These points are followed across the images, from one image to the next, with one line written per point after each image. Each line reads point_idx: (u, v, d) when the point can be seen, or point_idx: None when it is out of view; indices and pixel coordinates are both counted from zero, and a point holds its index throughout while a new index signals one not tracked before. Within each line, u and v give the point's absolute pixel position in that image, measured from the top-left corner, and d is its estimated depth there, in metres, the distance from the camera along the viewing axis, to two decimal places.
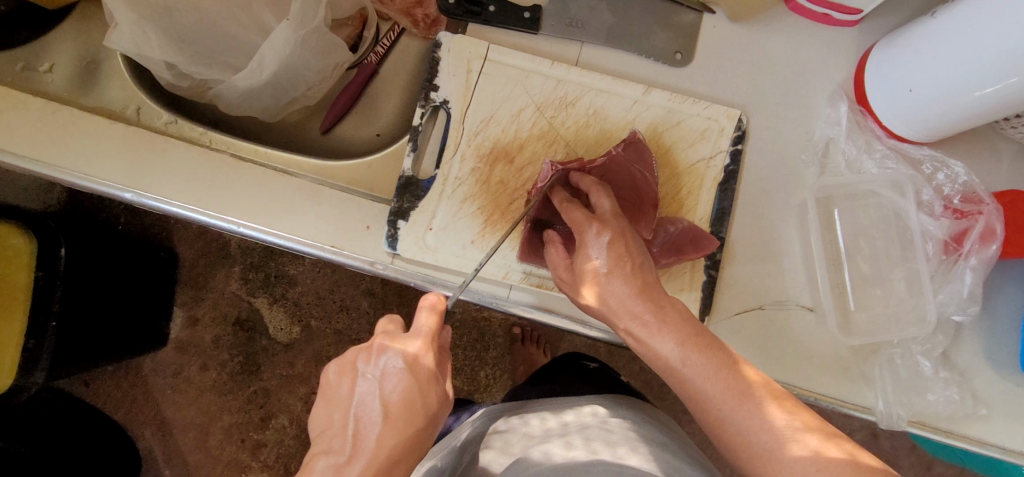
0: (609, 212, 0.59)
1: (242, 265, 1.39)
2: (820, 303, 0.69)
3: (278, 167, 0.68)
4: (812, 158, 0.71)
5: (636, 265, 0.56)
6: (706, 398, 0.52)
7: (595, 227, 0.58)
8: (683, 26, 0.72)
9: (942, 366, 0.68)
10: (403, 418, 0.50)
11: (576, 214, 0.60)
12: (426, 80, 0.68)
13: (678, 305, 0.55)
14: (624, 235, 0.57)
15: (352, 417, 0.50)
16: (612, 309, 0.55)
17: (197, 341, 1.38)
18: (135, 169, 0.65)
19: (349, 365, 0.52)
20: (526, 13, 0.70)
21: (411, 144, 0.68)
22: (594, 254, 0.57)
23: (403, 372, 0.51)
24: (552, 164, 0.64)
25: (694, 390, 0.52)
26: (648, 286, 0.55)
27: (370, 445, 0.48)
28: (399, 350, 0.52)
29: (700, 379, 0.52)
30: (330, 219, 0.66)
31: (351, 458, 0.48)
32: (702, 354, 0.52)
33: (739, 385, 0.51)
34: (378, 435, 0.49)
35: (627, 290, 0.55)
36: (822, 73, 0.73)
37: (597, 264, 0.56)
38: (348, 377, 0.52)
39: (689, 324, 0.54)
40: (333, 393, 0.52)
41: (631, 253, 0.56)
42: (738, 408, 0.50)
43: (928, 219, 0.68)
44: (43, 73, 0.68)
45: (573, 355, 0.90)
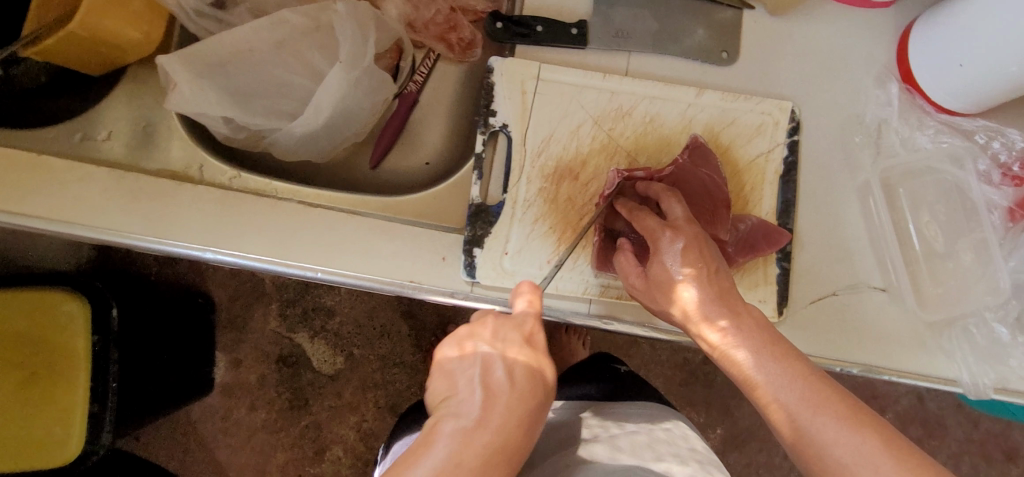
0: (682, 219, 0.59)
1: (278, 301, 1.39)
2: (893, 283, 0.70)
3: (346, 209, 0.69)
4: (866, 140, 0.72)
5: (711, 271, 0.56)
6: (783, 410, 0.51)
7: (668, 234, 0.57)
8: (725, 25, 0.73)
9: (1018, 331, 0.69)
10: (529, 392, 0.48)
11: (648, 222, 0.59)
12: (482, 106, 0.69)
13: (753, 312, 0.56)
14: (699, 242, 0.57)
15: (477, 385, 0.48)
16: (690, 317, 0.56)
17: (242, 382, 1.37)
18: (206, 227, 0.65)
19: (467, 341, 0.51)
20: (573, 28, 0.71)
21: (476, 171, 0.68)
22: (670, 262, 0.57)
23: (520, 347, 0.51)
24: (620, 172, 0.65)
25: (768, 399, 0.52)
26: (725, 292, 0.56)
27: (501, 411, 0.46)
28: (516, 325, 0.52)
29: (773, 386, 0.52)
30: (404, 255, 0.66)
31: (483, 421, 0.45)
32: (779, 360, 0.53)
33: (815, 394, 0.51)
34: (507, 402, 0.47)
35: (705, 297, 0.55)
36: (866, 55, 0.74)
37: (673, 273, 0.56)
38: (469, 352, 0.50)
39: (767, 330, 0.54)
40: (447, 372, 0.51)
41: (707, 259, 0.56)
42: (813, 419, 0.50)
43: (991, 189, 0.70)
44: (101, 141, 0.68)
45: (602, 356, 0.87)
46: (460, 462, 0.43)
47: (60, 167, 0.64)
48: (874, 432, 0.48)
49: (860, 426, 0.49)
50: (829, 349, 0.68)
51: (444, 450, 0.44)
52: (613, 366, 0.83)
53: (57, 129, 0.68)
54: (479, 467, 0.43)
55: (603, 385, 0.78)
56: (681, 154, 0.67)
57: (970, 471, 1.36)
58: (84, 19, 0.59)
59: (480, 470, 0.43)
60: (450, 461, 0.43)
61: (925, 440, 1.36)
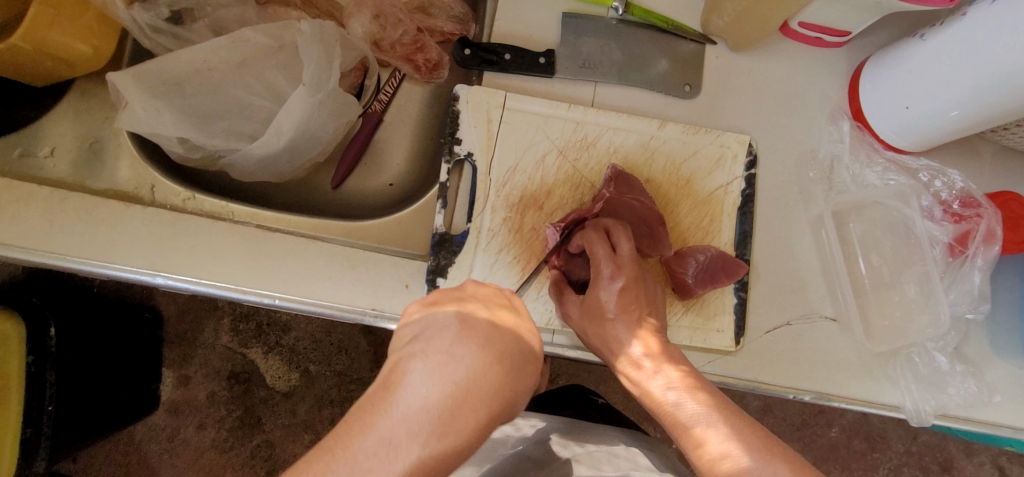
0: (626, 255, 0.58)
1: (231, 315, 1.34)
2: (842, 313, 0.72)
3: (308, 233, 0.68)
4: (819, 176, 0.75)
5: (643, 312, 0.56)
6: (711, 450, 0.48)
7: (609, 270, 0.57)
8: (686, 57, 0.74)
9: (957, 360, 0.72)
10: (509, 339, 0.43)
11: (596, 250, 0.58)
12: (448, 134, 0.69)
13: (677, 355, 0.55)
14: (637, 282, 0.57)
15: (452, 325, 0.42)
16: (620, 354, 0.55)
17: (191, 399, 1.32)
18: (158, 253, 0.63)
19: (443, 298, 0.45)
20: (541, 58, 0.71)
21: (440, 200, 0.68)
22: (604, 297, 0.56)
23: (499, 310, 0.46)
24: (556, 227, 0.66)
25: (692, 432, 0.49)
26: (653, 334, 0.56)
27: (475, 352, 0.40)
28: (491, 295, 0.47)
29: (703, 430, 0.49)
30: (367, 282, 0.65)
31: (456, 356, 0.39)
32: (714, 402, 0.51)
33: (735, 429, 0.48)
34: (482, 344, 0.41)
35: (637, 336, 0.55)
36: (819, 93, 0.77)
37: (606, 308, 0.56)
38: (443, 303, 0.45)
39: (688, 373, 0.53)
40: (414, 322, 0.44)
41: (641, 302, 0.56)
42: (738, 452, 0.47)
43: (933, 225, 0.73)
44: (44, 159, 0.65)
45: (581, 386, 0.86)
46: (427, 406, 0.37)
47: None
48: (791, 463, 0.45)
49: (778, 457, 0.46)
50: (782, 378, 0.70)
51: (423, 380, 0.38)
52: (591, 397, 0.82)
53: None
54: (449, 410, 0.38)
55: (578, 411, 0.77)
56: (606, 186, 0.67)
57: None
58: (27, 29, 0.56)
59: (448, 416, 0.38)
60: (424, 389, 0.38)
61: (868, 452, 1.40)
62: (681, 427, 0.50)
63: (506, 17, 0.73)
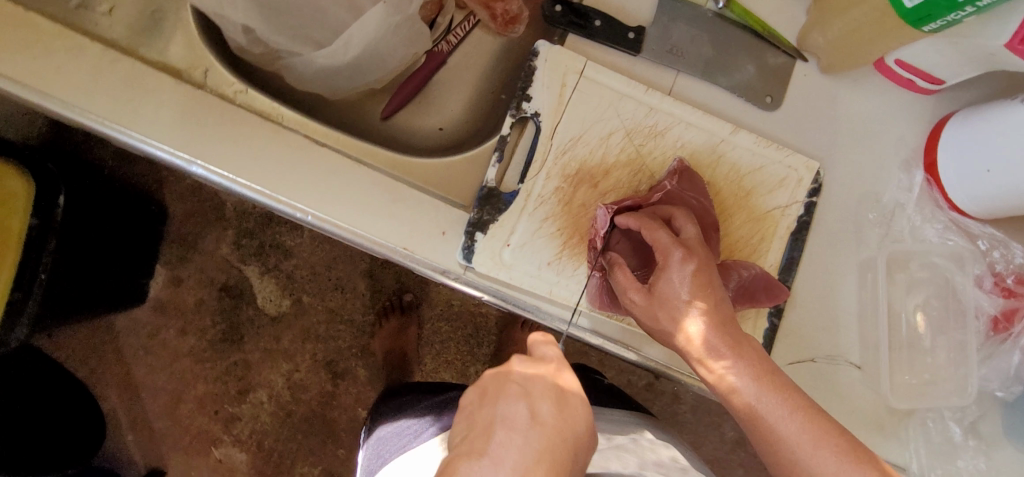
0: (693, 238, 0.56)
1: (235, 229, 1.31)
2: (868, 363, 0.70)
3: (353, 155, 0.65)
4: (878, 219, 0.73)
5: (717, 296, 0.53)
6: (783, 443, 0.48)
7: (680, 253, 0.53)
8: (774, 69, 0.71)
9: (970, 435, 0.71)
10: (556, 426, 0.42)
11: (660, 235, 0.55)
12: (519, 89, 0.66)
13: (755, 344, 0.52)
14: (708, 266, 0.54)
15: (496, 423, 0.43)
16: (697, 344, 0.52)
17: (178, 302, 1.30)
18: (199, 140, 0.60)
19: (490, 382, 0.46)
20: (631, 32, 0.68)
21: (497, 153, 0.65)
22: (675, 282, 0.53)
23: (545, 387, 0.45)
24: (609, 209, 0.62)
25: (770, 430, 0.49)
26: (727, 321, 0.52)
27: (517, 456, 0.41)
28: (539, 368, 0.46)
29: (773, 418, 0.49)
30: (404, 219, 0.62)
31: (498, 464, 0.40)
32: (779, 393, 0.50)
33: (816, 430, 0.48)
34: (524, 444, 0.41)
35: (712, 323, 0.51)
36: (897, 137, 0.74)
37: (679, 292, 0.52)
38: (488, 391, 0.45)
39: (764, 361, 0.51)
40: (465, 415, 0.45)
41: (715, 286, 0.53)
42: (814, 452, 0.47)
43: (984, 296, 0.71)
44: (100, 15, 0.61)
45: (582, 366, 0.85)
46: None
47: (49, 31, 0.57)
48: (871, 465, 0.47)
49: (859, 460, 0.47)
50: None
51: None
52: (596, 377, 0.81)
53: None
54: None
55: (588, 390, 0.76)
56: (668, 178, 0.64)
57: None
58: None
59: None
60: None
61: None
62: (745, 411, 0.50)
63: None
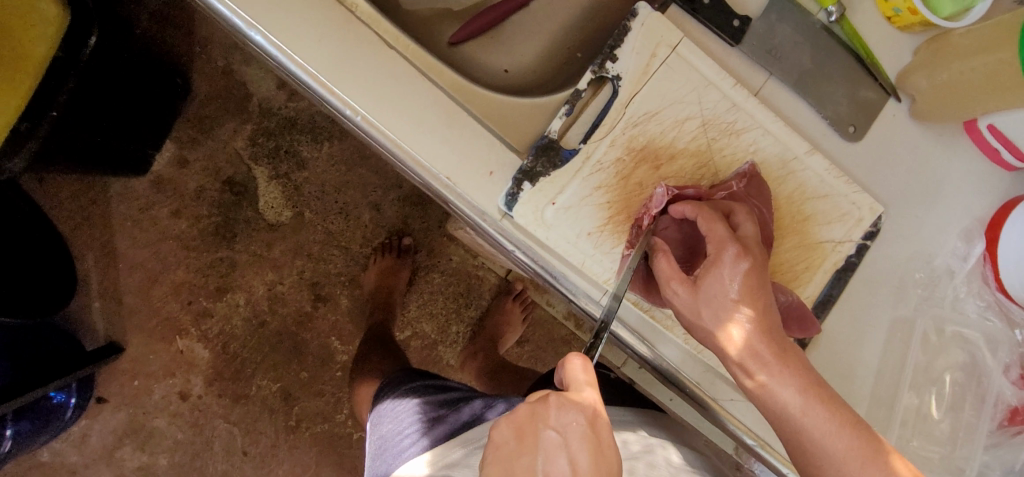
0: (751, 239, 0.52)
1: (255, 125, 1.26)
2: (874, 422, 0.68)
3: (418, 67, 0.60)
4: (924, 281, 0.70)
5: (765, 301, 0.51)
6: (827, 460, 0.48)
7: (734, 251, 0.50)
8: (867, 101, 0.68)
9: None
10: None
11: (717, 228, 0.52)
12: (607, 46, 0.62)
13: (798, 354, 0.51)
14: (761, 269, 0.51)
15: None
16: (738, 349, 0.50)
17: (179, 183, 1.26)
18: (270, 8, 0.56)
19: (526, 424, 0.43)
20: (736, 21, 0.64)
21: (566, 106, 0.61)
22: (724, 279, 0.50)
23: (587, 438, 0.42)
24: (669, 190, 0.59)
25: (812, 446, 0.48)
26: (773, 328, 0.50)
27: None
28: (582, 411, 0.43)
29: (815, 429, 0.48)
30: (454, 148, 0.59)
31: None
32: (825, 407, 0.48)
33: (861, 448, 0.48)
34: None
35: (758, 327, 0.50)
36: (966, 204, 0.71)
37: (728, 290, 0.50)
38: (527, 437, 0.43)
39: (809, 373, 0.50)
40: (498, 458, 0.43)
41: (765, 290, 0.50)
42: (859, 468, 0.47)
43: (1007, 385, 0.69)
44: None
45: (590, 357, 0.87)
46: None
47: None
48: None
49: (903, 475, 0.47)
50: None
51: None
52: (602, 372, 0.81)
53: None
54: None
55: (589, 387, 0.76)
56: (736, 181, 0.61)
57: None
58: None
59: None
60: None
61: None
62: (785, 419, 0.49)
63: None
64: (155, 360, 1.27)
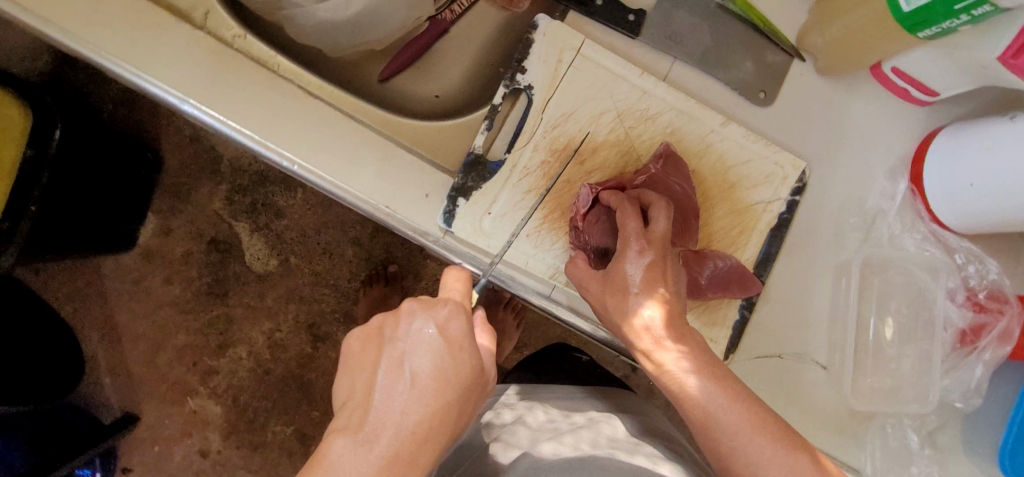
0: (661, 233, 0.57)
1: (229, 184, 1.32)
2: (834, 364, 0.72)
3: (344, 110, 0.65)
4: (859, 224, 0.74)
5: (666, 292, 0.56)
6: (720, 432, 0.52)
7: (637, 246, 0.56)
8: (772, 67, 0.72)
9: (926, 443, 0.72)
10: (444, 379, 0.47)
11: (628, 223, 0.57)
12: (515, 60, 0.66)
13: (697, 339, 0.56)
14: (664, 261, 0.57)
15: (383, 380, 0.47)
16: (642, 335, 0.55)
17: (167, 251, 1.31)
18: (195, 80, 0.60)
19: (377, 331, 0.50)
20: (631, 15, 0.68)
21: (486, 122, 0.66)
22: (627, 275, 0.56)
23: (436, 343, 0.48)
24: (591, 185, 0.63)
25: (708, 419, 0.53)
26: (674, 316, 0.56)
27: (397, 411, 0.45)
28: (430, 317, 0.49)
29: (705, 400, 0.53)
30: (388, 179, 0.63)
31: (382, 420, 0.45)
32: None
33: (752, 419, 0.52)
34: (406, 398, 0.46)
35: (659, 315, 0.55)
36: (886, 145, 0.75)
37: (631, 282, 0.56)
38: (378, 342, 0.49)
39: (705, 355, 0.55)
40: (353, 364, 0.49)
41: (667, 282, 0.56)
42: (751, 439, 0.51)
43: (953, 307, 0.72)
44: None
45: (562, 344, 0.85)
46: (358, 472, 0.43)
47: None
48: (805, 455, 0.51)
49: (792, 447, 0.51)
50: None
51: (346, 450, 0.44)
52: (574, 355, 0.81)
53: None
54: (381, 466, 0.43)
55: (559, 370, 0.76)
56: (654, 162, 0.65)
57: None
58: None
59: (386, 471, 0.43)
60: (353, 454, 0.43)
61: None
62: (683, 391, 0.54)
63: None
64: (170, 424, 1.31)
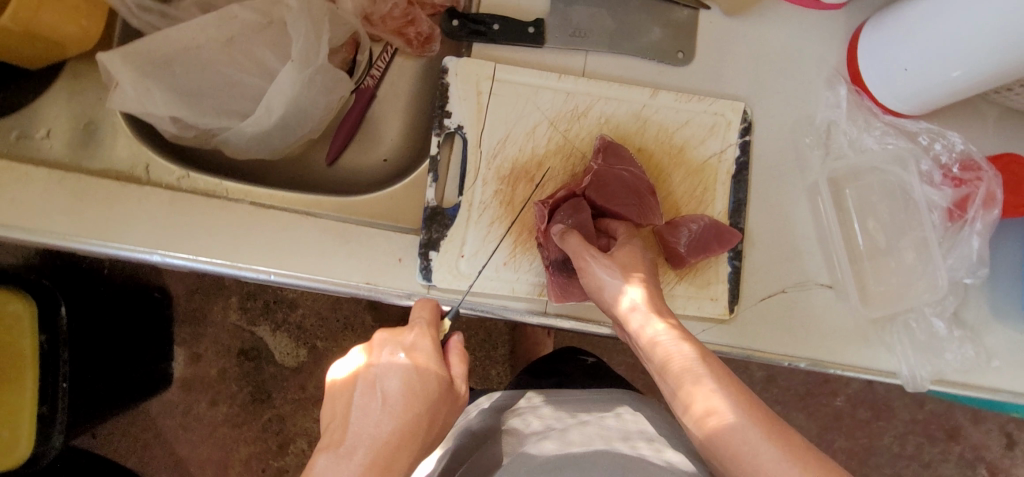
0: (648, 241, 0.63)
1: (238, 294, 1.36)
2: (838, 281, 0.72)
3: (300, 209, 0.68)
4: (815, 141, 0.74)
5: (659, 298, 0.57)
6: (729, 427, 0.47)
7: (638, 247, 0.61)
8: (680, 26, 0.73)
9: (955, 325, 0.72)
10: (413, 395, 0.51)
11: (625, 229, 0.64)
12: (438, 107, 0.68)
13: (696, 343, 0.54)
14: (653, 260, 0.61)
15: (356, 404, 0.51)
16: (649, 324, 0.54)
17: (202, 376, 1.35)
18: (159, 231, 0.64)
19: (351, 361, 0.54)
20: (531, 27, 0.70)
21: (432, 174, 0.68)
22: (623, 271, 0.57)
23: (402, 364, 0.53)
24: (544, 202, 0.65)
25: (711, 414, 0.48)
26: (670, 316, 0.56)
27: (370, 428, 0.50)
28: (397, 342, 0.54)
29: (705, 389, 0.49)
30: (360, 257, 0.66)
31: (357, 440, 0.49)
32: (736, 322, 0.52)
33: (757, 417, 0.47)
34: (379, 417, 0.50)
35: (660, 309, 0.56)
36: (816, 59, 0.75)
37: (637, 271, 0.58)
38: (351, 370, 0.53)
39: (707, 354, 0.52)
40: (331, 394, 0.53)
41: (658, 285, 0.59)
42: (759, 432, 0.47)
43: (931, 189, 0.72)
44: (40, 140, 0.65)
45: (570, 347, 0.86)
46: None
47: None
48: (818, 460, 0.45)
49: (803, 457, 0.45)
50: (775, 344, 0.70)
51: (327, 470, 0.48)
52: (580, 357, 0.83)
53: None
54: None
55: (564, 376, 0.78)
56: (595, 157, 0.66)
57: (936, 464, 1.24)
58: (16, 11, 0.55)
59: None
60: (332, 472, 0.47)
61: (873, 422, 1.24)
62: (681, 375, 0.50)
63: None
64: None
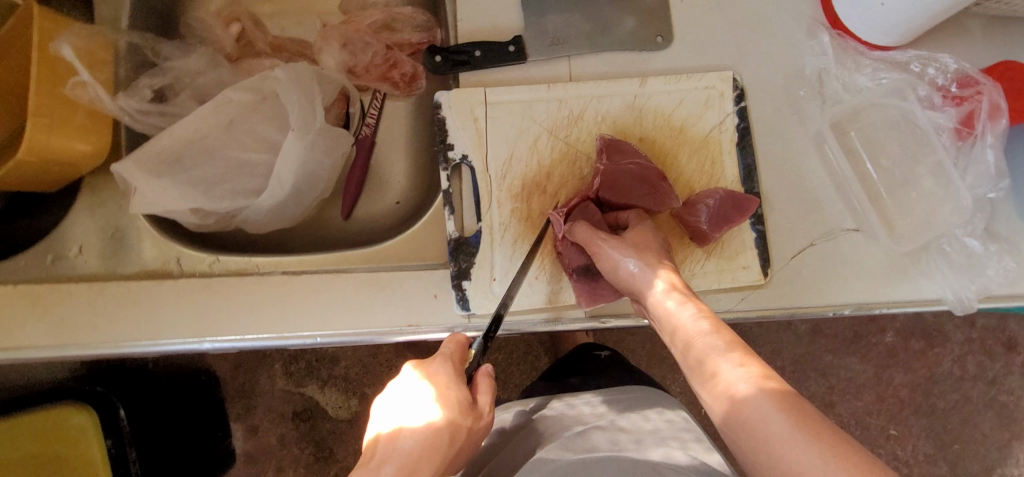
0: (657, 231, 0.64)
1: (282, 360, 1.35)
2: (863, 222, 0.72)
3: (330, 268, 0.69)
4: (810, 92, 0.75)
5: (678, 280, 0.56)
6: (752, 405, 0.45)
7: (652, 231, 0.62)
8: (653, 11, 0.74)
9: (989, 240, 0.72)
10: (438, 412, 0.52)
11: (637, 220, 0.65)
12: (439, 142, 0.70)
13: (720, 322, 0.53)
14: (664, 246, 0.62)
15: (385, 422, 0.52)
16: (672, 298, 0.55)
17: (263, 447, 1.34)
18: (203, 319, 0.66)
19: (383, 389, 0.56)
20: (510, 46, 0.72)
21: (447, 207, 0.69)
22: (652, 260, 0.58)
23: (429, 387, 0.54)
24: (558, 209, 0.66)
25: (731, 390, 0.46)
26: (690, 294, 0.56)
27: (399, 443, 0.50)
28: (426, 369, 0.56)
29: (727, 364, 0.48)
30: (397, 302, 0.67)
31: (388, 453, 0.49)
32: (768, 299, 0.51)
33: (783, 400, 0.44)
34: (407, 431, 0.50)
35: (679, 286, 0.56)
36: (792, 12, 0.76)
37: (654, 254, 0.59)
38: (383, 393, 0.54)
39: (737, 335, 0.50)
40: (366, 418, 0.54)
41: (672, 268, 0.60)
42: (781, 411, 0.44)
43: (934, 113, 0.72)
44: (74, 257, 0.67)
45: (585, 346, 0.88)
46: None
47: (41, 292, 0.64)
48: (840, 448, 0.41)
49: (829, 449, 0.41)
50: (815, 297, 0.71)
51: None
52: (594, 353, 0.85)
53: (28, 255, 0.67)
54: None
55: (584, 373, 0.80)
56: (600, 158, 0.66)
57: (1002, 379, 1.22)
58: (29, 143, 0.58)
59: None
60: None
61: (928, 350, 1.23)
62: (703, 350, 0.49)
63: (467, 15, 0.74)
64: None
